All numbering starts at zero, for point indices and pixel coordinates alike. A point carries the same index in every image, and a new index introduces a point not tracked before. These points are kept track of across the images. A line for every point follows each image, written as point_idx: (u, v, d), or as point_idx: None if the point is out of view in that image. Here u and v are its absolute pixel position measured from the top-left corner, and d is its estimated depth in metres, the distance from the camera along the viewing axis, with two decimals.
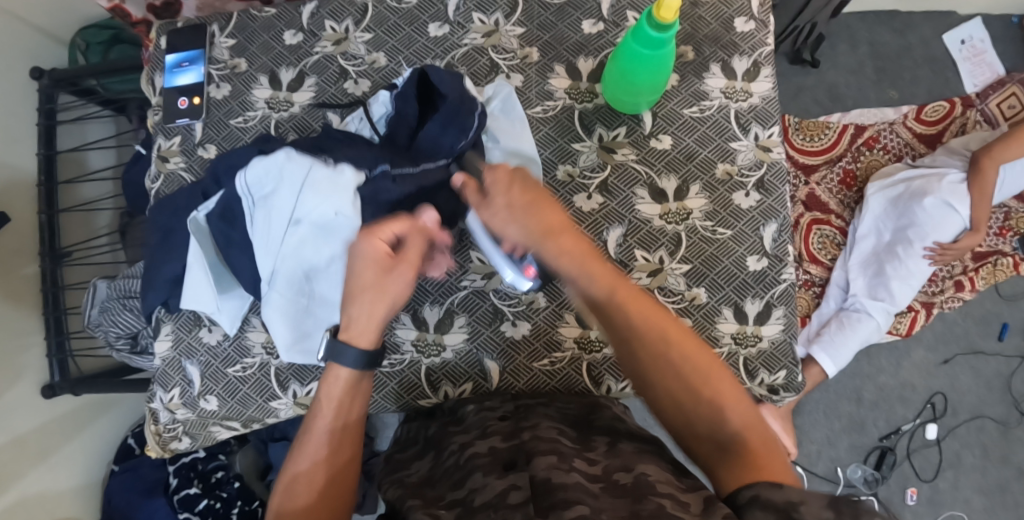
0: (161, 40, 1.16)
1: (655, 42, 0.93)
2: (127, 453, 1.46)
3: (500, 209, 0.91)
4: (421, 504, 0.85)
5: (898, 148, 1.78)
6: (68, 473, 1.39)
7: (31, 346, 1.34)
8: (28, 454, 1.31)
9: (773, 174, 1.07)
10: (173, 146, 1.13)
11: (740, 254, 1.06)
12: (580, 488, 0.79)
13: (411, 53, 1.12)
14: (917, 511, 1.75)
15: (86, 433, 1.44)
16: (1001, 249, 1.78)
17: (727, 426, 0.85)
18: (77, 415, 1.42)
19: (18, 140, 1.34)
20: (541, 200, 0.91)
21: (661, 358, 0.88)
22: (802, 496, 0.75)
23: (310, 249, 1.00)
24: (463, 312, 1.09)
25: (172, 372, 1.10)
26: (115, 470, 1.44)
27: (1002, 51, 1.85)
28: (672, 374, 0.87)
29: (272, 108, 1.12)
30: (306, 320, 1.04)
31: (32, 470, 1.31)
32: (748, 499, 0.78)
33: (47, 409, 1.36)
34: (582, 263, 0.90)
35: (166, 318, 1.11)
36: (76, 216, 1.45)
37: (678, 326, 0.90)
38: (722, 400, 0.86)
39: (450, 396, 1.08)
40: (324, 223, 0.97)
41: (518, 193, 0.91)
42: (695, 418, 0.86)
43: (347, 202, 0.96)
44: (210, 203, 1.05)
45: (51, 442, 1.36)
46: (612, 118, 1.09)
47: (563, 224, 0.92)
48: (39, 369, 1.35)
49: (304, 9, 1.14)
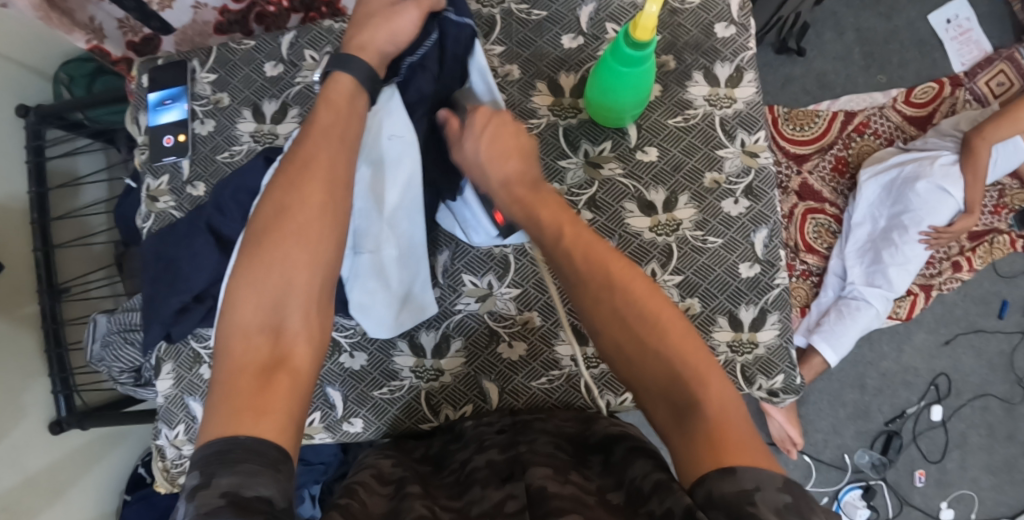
0: (143, 78, 1.15)
1: (633, 59, 0.93)
2: (139, 483, 1.47)
3: (469, 150, 0.99)
4: (419, 494, 0.87)
5: (888, 133, 1.77)
6: (83, 505, 1.41)
7: (35, 385, 1.35)
8: (41, 490, 1.32)
9: (761, 179, 1.07)
10: (162, 185, 1.12)
11: (732, 261, 1.06)
12: (574, 499, 0.80)
13: None
14: (926, 493, 1.76)
15: (97, 466, 1.45)
16: (996, 227, 1.78)
17: (683, 387, 0.83)
18: (86, 449, 1.43)
19: (7, 178, 1.34)
20: (506, 147, 0.98)
21: (604, 300, 0.88)
22: (757, 482, 0.74)
23: (382, 189, 1.00)
24: (459, 336, 1.09)
25: (176, 408, 1.10)
26: (127, 500, 1.44)
27: (988, 29, 1.85)
28: (622, 321, 0.87)
29: (257, 141, 1.12)
30: (405, 273, 1.04)
31: (47, 509, 1.32)
32: (703, 497, 0.75)
33: (55, 446, 1.36)
34: (528, 206, 0.96)
35: (166, 355, 1.10)
36: (72, 251, 1.45)
37: (635, 276, 0.89)
38: (684, 353, 0.84)
39: (450, 419, 1.08)
40: (383, 153, 1.00)
41: (489, 137, 0.98)
42: (643, 371, 0.85)
43: (399, 125, 0.99)
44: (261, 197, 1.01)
45: (64, 480, 1.37)
46: (597, 133, 1.08)
47: (520, 171, 0.98)
48: (43, 407, 1.35)
49: (283, 39, 1.14)
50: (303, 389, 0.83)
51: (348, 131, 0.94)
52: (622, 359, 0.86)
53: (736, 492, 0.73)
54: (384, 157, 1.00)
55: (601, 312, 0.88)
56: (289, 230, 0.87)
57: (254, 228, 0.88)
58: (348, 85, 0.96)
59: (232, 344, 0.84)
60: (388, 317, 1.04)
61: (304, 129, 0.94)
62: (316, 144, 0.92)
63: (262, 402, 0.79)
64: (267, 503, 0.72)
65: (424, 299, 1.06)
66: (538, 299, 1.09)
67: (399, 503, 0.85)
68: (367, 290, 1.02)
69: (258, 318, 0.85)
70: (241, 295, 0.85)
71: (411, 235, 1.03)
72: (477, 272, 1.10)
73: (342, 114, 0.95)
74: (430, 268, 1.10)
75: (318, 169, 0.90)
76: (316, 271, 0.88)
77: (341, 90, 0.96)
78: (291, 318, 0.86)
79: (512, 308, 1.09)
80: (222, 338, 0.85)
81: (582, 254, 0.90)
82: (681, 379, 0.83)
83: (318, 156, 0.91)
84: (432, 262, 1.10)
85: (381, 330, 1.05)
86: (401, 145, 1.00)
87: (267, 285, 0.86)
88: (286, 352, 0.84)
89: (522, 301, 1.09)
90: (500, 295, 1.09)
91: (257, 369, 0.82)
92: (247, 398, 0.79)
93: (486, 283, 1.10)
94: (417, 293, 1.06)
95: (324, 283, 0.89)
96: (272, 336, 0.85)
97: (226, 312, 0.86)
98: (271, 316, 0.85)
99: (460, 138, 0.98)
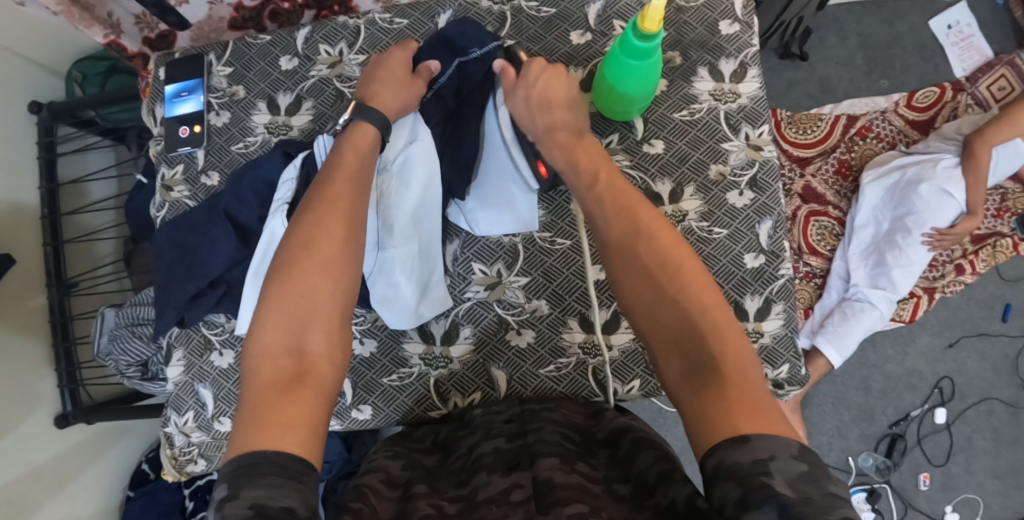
0: (159, 71, 1.18)
1: (641, 51, 0.95)
2: (142, 479, 1.48)
3: (520, 98, 1.04)
4: (425, 492, 0.88)
5: (891, 136, 1.80)
6: (85, 500, 1.41)
7: (43, 377, 1.37)
8: (44, 483, 1.33)
9: (766, 172, 1.09)
10: (177, 174, 1.14)
11: (737, 252, 1.07)
12: (580, 487, 0.83)
13: None
14: (931, 497, 1.77)
15: (101, 458, 1.46)
16: (999, 231, 1.80)
17: (698, 342, 0.83)
18: (90, 444, 1.44)
19: (19, 174, 1.36)
20: (556, 97, 1.04)
21: (630, 242, 0.91)
22: (773, 456, 0.74)
23: (404, 188, 1.06)
24: (469, 323, 1.11)
25: (185, 395, 1.10)
26: (131, 496, 1.45)
27: (989, 35, 1.87)
28: (643, 267, 0.89)
29: (272, 133, 1.14)
30: (425, 269, 1.09)
31: (49, 501, 1.33)
32: (713, 468, 0.75)
33: (59, 440, 1.38)
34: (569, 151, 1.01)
35: (178, 342, 1.11)
36: (78, 246, 1.46)
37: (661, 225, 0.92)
38: (698, 303, 0.86)
39: (459, 406, 1.09)
40: (406, 155, 1.06)
41: (541, 86, 1.04)
42: (659, 320, 0.86)
43: (421, 131, 1.07)
44: (284, 191, 1.04)
45: (67, 473, 1.38)
46: (604, 127, 1.11)
47: (566, 121, 1.03)
48: (50, 400, 1.37)
49: (299, 34, 1.16)
50: (324, 403, 0.84)
51: (364, 175, 0.97)
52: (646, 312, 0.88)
53: (748, 462, 0.74)
54: (407, 161, 1.06)
55: (627, 255, 0.91)
56: (313, 260, 0.89)
57: (279, 257, 0.90)
58: (370, 136, 1.00)
59: (258, 364, 0.85)
60: (411, 306, 1.07)
61: (327, 167, 0.97)
62: (338, 185, 0.95)
63: (287, 416, 0.80)
64: (289, 512, 0.73)
65: (442, 292, 1.10)
66: (546, 287, 1.11)
67: (406, 505, 0.86)
68: (390, 283, 1.06)
69: (284, 339, 0.86)
70: (265, 320, 0.87)
71: (428, 237, 1.09)
72: (486, 261, 1.11)
73: (363, 158, 0.99)
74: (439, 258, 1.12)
75: (338, 204, 0.93)
76: (339, 299, 0.90)
77: (364, 138, 1.00)
78: (312, 341, 0.87)
79: (522, 296, 1.10)
80: (247, 360, 0.86)
81: (615, 196, 0.96)
82: (699, 332, 0.84)
83: (340, 195, 0.94)
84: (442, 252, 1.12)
85: (403, 321, 1.08)
86: (423, 148, 1.06)
87: (295, 309, 0.87)
88: (309, 369, 0.85)
89: (530, 289, 1.11)
90: (510, 284, 1.11)
91: (284, 381, 0.83)
92: (272, 413, 0.80)
93: (496, 272, 1.11)
94: (435, 286, 1.10)
95: (345, 312, 0.90)
96: (296, 358, 0.86)
97: (252, 335, 0.87)
98: (296, 338, 0.86)
99: (514, 87, 1.04)
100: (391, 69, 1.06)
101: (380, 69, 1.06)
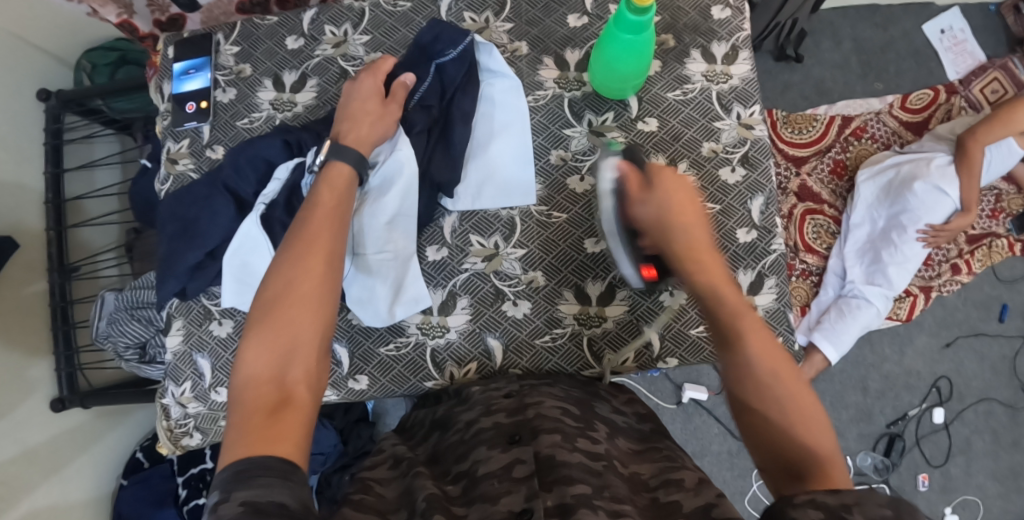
0: (168, 50, 1.22)
1: (635, 25, 0.98)
2: (136, 468, 1.49)
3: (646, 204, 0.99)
4: (428, 473, 0.89)
5: (885, 137, 1.83)
6: (79, 484, 1.41)
7: (40, 361, 1.37)
8: (37, 467, 1.32)
9: (758, 150, 1.12)
10: (182, 148, 1.18)
11: (729, 227, 1.10)
12: (583, 466, 0.84)
13: (392, 44, 1.19)
14: (930, 498, 1.76)
15: (96, 444, 1.46)
16: (995, 231, 1.82)
17: (798, 438, 0.86)
18: (85, 429, 1.44)
19: (25, 159, 1.39)
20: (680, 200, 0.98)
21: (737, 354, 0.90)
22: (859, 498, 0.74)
23: (381, 200, 1.07)
24: (465, 294, 1.13)
25: (183, 365, 1.14)
26: (124, 484, 1.46)
27: (982, 39, 1.91)
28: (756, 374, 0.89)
29: (277, 109, 1.18)
30: (401, 271, 1.10)
31: (42, 484, 1.33)
32: (804, 500, 0.76)
33: (53, 424, 1.37)
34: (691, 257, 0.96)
35: (177, 311, 1.14)
36: (80, 232, 1.49)
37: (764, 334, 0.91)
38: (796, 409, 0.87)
39: (455, 377, 1.12)
40: (383, 167, 1.07)
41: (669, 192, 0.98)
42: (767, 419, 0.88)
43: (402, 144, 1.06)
44: (269, 193, 1.09)
45: (63, 458, 1.38)
46: (600, 104, 1.15)
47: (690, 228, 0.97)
48: (46, 383, 1.38)
49: (305, 16, 1.20)
50: (307, 427, 0.85)
51: (343, 214, 0.98)
52: (754, 407, 0.88)
53: (836, 502, 0.75)
54: (385, 175, 1.07)
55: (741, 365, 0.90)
56: (294, 296, 0.89)
57: (261, 300, 0.90)
58: (347, 175, 1.00)
59: (244, 394, 0.85)
60: (385, 306, 1.09)
61: (305, 208, 0.96)
62: (314, 224, 0.95)
63: (272, 434, 0.82)
64: (284, 509, 0.75)
65: (418, 291, 1.11)
66: (542, 259, 1.13)
67: (411, 482, 0.87)
68: (365, 285, 1.09)
69: (269, 369, 0.86)
70: (248, 351, 0.87)
71: (405, 241, 1.10)
72: (484, 233, 1.14)
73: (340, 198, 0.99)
74: (436, 231, 1.14)
75: (319, 246, 0.93)
76: (319, 331, 0.90)
77: (341, 178, 1.00)
78: (294, 372, 0.87)
79: (518, 268, 1.13)
80: (233, 389, 0.86)
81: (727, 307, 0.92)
82: (797, 432, 0.86)
83: (319, 234, 0.94)
84: (438, 225, 1.14)
85: (378, 320, 1.10)
86: (399, 162, 1.06)
87: (277, 342, 0.88)
88: (292, 393, 0.86)
89: (527, 261, 1.13)
90: (507, 256, 1.13)
91: (267, 403, 0.83)
92: (259, 433, 0.81)
93: (493, 244, 1.14)
94: (411, 286, 1.11)
95: (326, 342, 0.91)
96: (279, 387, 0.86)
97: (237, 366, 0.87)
98: (279, 368, 0.87)
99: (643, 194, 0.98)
100: (362, 103, 1.05)
101: (352, 104, 1.06)
